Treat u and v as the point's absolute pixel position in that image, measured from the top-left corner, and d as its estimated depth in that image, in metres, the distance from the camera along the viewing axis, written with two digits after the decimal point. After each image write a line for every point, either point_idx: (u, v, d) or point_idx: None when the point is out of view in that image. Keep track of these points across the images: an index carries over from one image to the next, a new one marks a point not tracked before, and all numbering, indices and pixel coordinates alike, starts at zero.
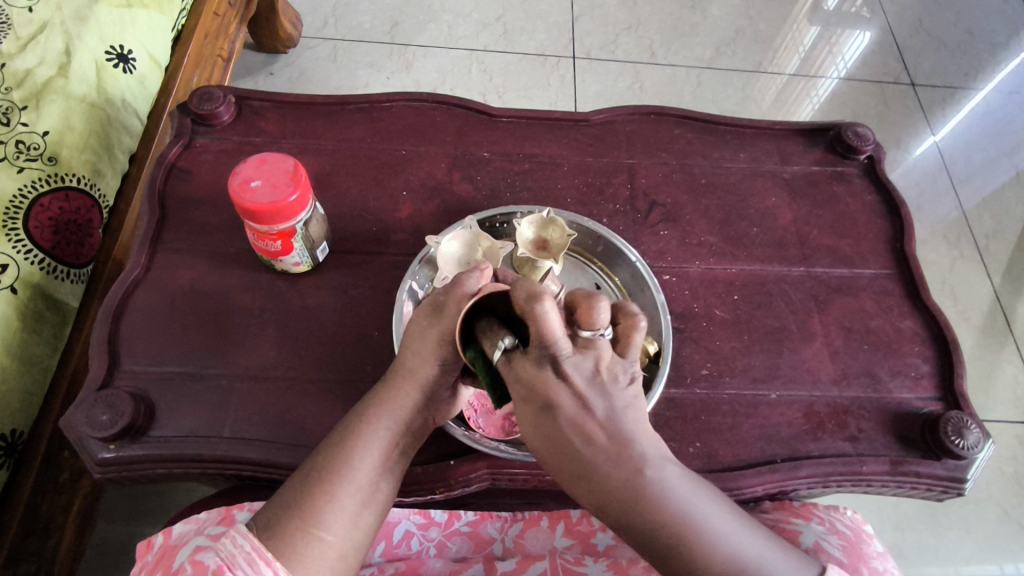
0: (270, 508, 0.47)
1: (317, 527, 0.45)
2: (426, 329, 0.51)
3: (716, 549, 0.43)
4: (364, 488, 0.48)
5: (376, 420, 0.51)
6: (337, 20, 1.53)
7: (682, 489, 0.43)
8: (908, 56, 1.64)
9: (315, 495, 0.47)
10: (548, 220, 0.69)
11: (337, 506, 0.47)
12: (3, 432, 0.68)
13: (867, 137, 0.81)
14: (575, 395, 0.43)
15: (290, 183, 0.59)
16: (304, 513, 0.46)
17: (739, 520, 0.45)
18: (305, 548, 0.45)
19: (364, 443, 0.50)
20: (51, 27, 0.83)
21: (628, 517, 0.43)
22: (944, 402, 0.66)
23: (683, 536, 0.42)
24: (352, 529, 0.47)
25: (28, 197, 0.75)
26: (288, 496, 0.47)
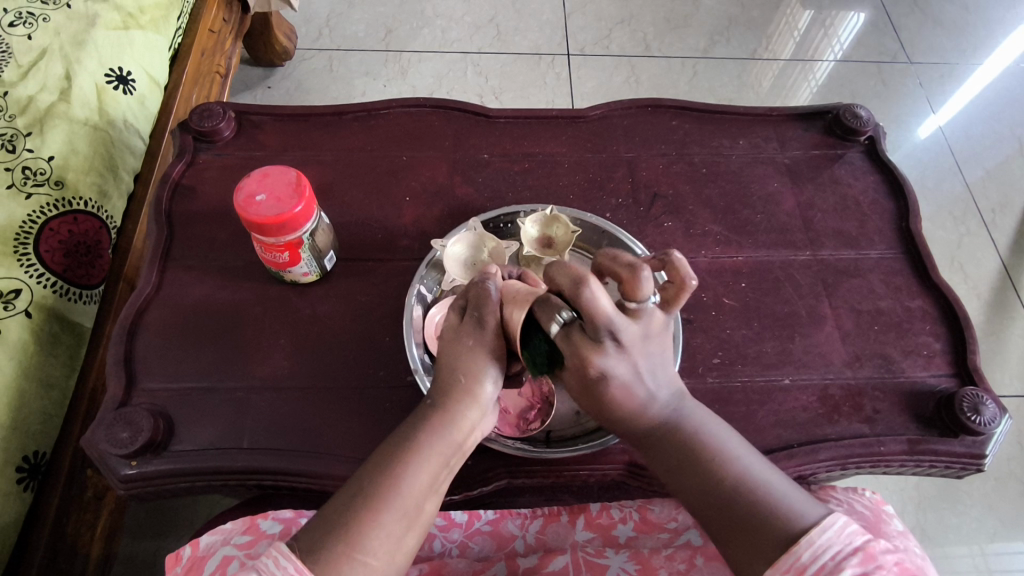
0: (315, 527, 0.44)
1: (362, 551, 0.43)
2: (467, 340, 0.50)
3: (732, 470, 0.49)
4: (411, 512, 0.46)
5: (430, 440, 0.48)
6: (331, 30, 1.54)
7: (698, 424, 0.52)
8: (904, 34, 1.64)
9: (361, 519, 0.44)
10: (551, 218, 0.71)
11: (382, 531, 0.44)
12: (26, 454, 0.69)
13: (867, 119, 0.81)
14: (626, 361, 0.49)
15: (294, 195, 0.59)
16: (350, 537, 0.43)
17: (754, 455, 0.51)
18: (348, 573, 0.42)
19: (413, 465, 0.47)
20: (51, 53, 0.84)
21: (651, 445, 0.53)
22: (959, 379, 0.66)
23: (699, 459, 0.50)
24: (394, 554, 0.45)
25: (37, 222, 0.76)
26: (331, 517, 0.45)
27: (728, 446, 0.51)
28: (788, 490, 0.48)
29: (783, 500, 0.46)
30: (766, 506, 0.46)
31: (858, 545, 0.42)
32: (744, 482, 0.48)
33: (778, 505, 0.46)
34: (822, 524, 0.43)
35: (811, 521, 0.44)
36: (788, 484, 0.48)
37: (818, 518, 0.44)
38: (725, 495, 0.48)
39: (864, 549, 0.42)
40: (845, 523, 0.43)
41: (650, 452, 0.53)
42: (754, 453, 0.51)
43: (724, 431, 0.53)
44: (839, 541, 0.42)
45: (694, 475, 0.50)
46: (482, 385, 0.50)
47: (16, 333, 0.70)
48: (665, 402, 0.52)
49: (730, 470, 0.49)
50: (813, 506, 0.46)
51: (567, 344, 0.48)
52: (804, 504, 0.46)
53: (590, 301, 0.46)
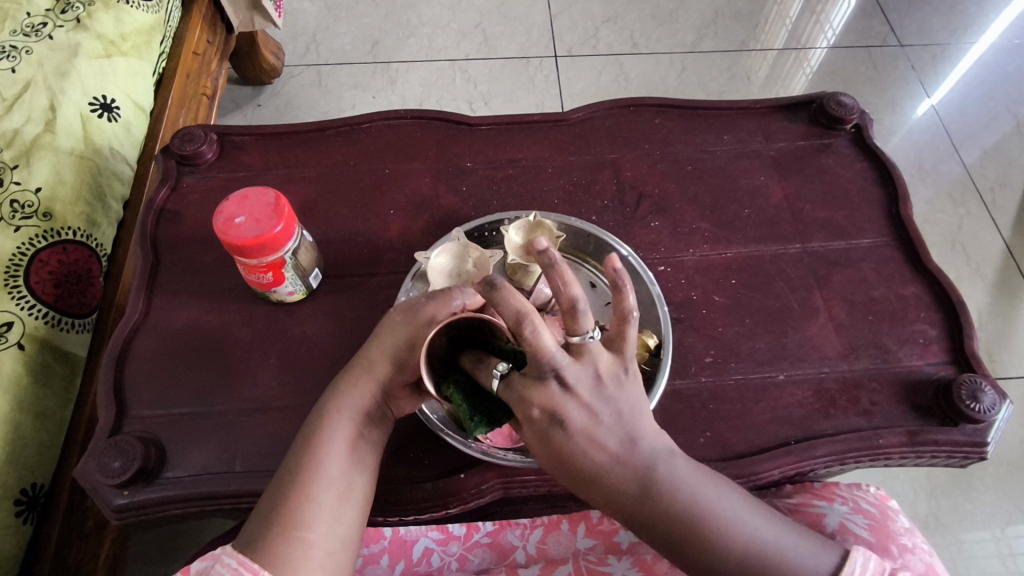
0: (252, 523, 0.49)
1: (298, 529, 0.47)
2: (392, 347, 0.53)
3: (732, 532, 0.46)
4: (340, 483, 0.51)
5: (337, 419, 0.53)
6: (318, 45, 1.55)
7: (691, 482, 0.46)
8: (894, 17, 1.62)
9: (290, 500, 0.48)
10: (535, 224, 0.68)
11: (315, 505, 0.49)
12: (24, 486, 0.69)
13: (852, 106, 0.80)
14: (584, 406, 0.45)
15: (274, 216, 0.59)
16: (284, 520, 0.47)
17: (747, 503, 0.48)
18: (289, 552, 0.46)
19: (327, 441, 0.51)
20: (35, 85, 0.85)
21: (645, 516, 0.46)
22: (957, 365, 0.65)
23: (698, 527, 0.45)
24: (333, 525, 0.49)
25: (27, 255, 0.76)
26: (264, 509, 0.49)
27: (725, 504, 0.47)
28: (786, 540, 0.46)
29: (793, 562, 0.45)
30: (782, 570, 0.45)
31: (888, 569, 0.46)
32: (752, 551, 0.45)
33: (790, 566, 0.45)
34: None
35: (831, 565, 0.46)
36: (780, 523, 0.47)
37: (838, 561, 0.46)
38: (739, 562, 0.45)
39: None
40: (865, 568, 0.46)
41: (643, 527, 0.46)
42: (741, 496, 0.48)
43: (712, 480, 0.48)
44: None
45: (695, 543, 0.45)
46: (386, 366, 0.54)
47: (9, 366, 0.70)
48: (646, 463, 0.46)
49: (734, 536, 0.45)
50: (829, 547, 0.47)
51: (510, 393, 0.45)
52: (801, 548, 0.46)
53: (535, 343, 0.43)
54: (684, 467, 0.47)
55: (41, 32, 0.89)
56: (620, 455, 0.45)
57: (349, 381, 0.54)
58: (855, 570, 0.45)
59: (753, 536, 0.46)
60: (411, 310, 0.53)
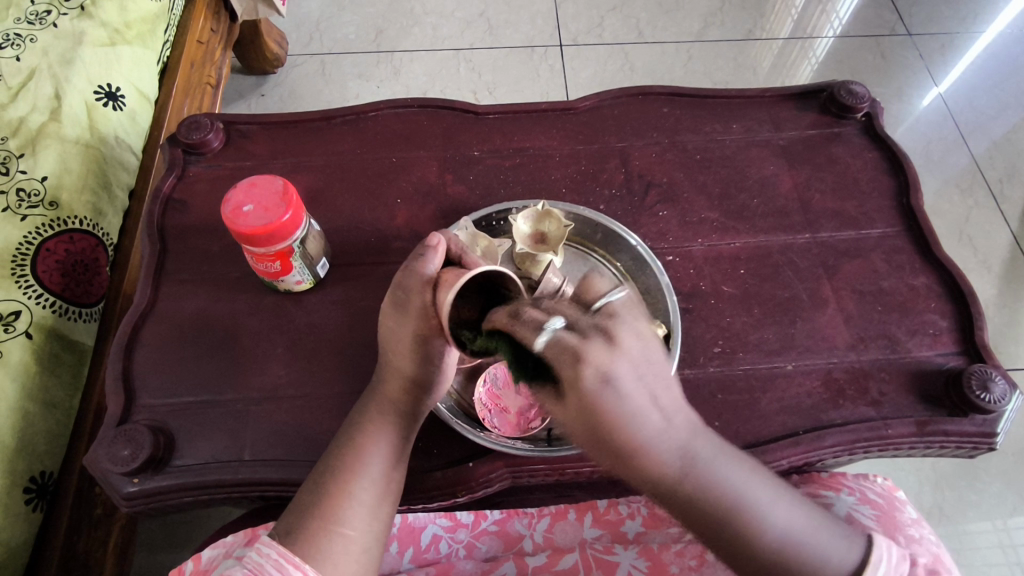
0: (291, 514, 0.48)
1: (339, 524, 0.47)
2: (406, 347, 0.52)
3: (762, 525, 0.41)
4: (379, 482, 0.51)
5: (379, 414, 0.53)
6: (322, 34, 1.54)
7: (729, 466, 0.40)
8: (902, 6, 1.60)
9: (331, 495, 0.48)
10: (543, 212, 0.69)
11: (355, 501, 0.49)
12: (34, 474, 0.69)
13: (862, 94, 0.79)
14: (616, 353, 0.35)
15: (282, 204, 0.59)
16: (325, 514, 0.47)
17: (781, 488, 0.43)
18: (329, 547, 0.46)
19: (369, 438, 0.52)
20: (39, 73, 0.84)
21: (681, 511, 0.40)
22: (967, 356, 0.65)
23: (738, 522, 0.40)
24: (371, 522, 0.49)
25: (34, 244, 0.76)
26: (304, 501, 0.49)
27: (756, 487, 0.42)
28: (825, 534, 0.43)
29: (828, 555, 0.43)
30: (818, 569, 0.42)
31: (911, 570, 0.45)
32: (782, 543, 0.41)
33: (822, 562, 0.42)
34: (874, 557, 0.44)
35: (857, 557, 0.44)
36: (821, 522, 0.43)
37: (867, 548, 0.45)
38: (767, 553, 0.41)
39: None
40: (891, 554, 0.45)
41: (670, 504, 0.40)
42: (772, 479, 0.43)
43: (747, 464, 0.42)
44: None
45: (725, 532, 0.41)
46: (407, 365, 0.53)
47: (17, 355, 0.70)
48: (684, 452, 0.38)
49: (770, 528, 0.41)
50: (854, 535, 0.45)
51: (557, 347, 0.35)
52: (840, 547, 0.44)
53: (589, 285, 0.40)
54: (721, 454, 0.40)
55: (44, 20, 0.88)
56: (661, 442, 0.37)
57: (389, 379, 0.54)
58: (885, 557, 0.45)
59: (787, 532, 0.42)
60: (399, 304, 0.52)
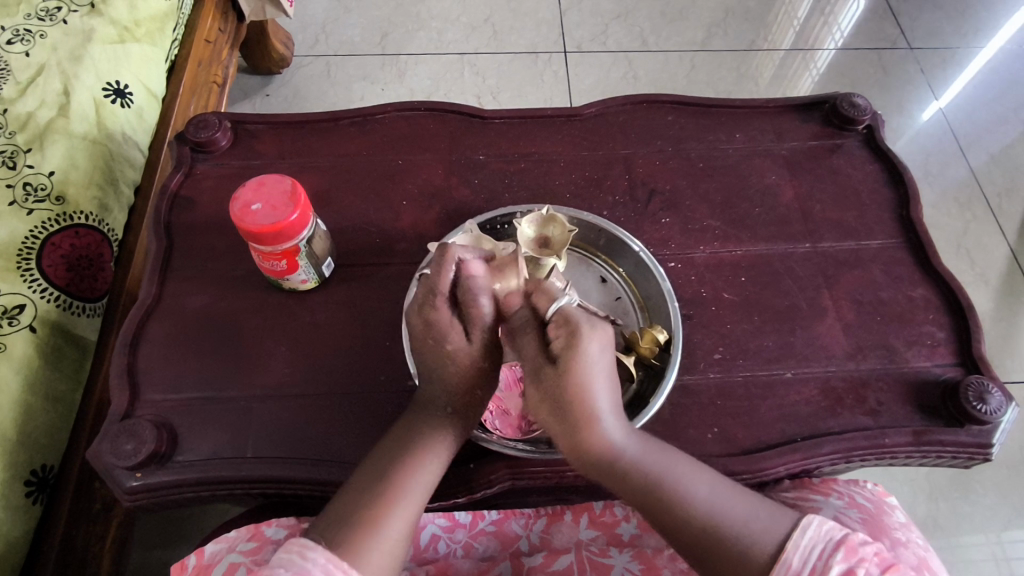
0: (324, 526, 0.50)
1: (373, 533, 0.49)
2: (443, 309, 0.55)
3: (690, 497, 0.50)
4: (411, 500, 0.52)
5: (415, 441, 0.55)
6: (328, 36, 1.55)
7: (652, 451, 0.53)
8: (905, 20, 1.62)
9: (363, 512, 0.50)
10: (547, 217, 0.69)
11: (390, 515, 0.50)
12: (34, 467, 0.70)
13: (864, 107, 0.80)
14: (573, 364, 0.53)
15: (289, 204, 0.59)
16: (355, 529, 0.49)
17: (708, 476, 0.52)
18: (364, 557, 0.48)
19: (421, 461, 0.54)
20: (49, 69, 0.85)
21: (620, 481, 0.52)
22: (964, 367, 0.65)
23: (661, 490, 0.51)
24: (405, 534, 0.51)
25: (39, 238, 0.77)
26: (340, 511, 0.50)
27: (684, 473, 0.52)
28: (752, 506, 0.50)
29: (748, 519, 0.49)
30: (732, 539, 0.48)
31: (839, 540, 0.46)
32: (707, 507, 0.50)
33: (747, 526, 0.49)
34: (801, 525, 0.48)
35: (784, 529, 0.48)
36: (743, 495, 0.51)
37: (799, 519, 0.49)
38: (694, 518, 0.49)
39: (844, 544, 0.46)
40: (824, 523, 0.47)
41: (619, 486, 0.52)
42: (708, 472, 0.53)
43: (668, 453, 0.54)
44: (821, 539, 0.46)
45: (661, 509, 0.51)
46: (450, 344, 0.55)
47: (20, 348, 0.71)
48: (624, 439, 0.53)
49: (695, 500, 0.50)
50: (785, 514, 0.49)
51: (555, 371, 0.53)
52: (761, 517, 0.49)
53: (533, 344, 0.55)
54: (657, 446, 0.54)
55: (55, 16, 0.89)
56: (606, 435, 0.52)
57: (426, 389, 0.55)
58: (814, 528, 0.47)
59: (710, 498, 0.50)
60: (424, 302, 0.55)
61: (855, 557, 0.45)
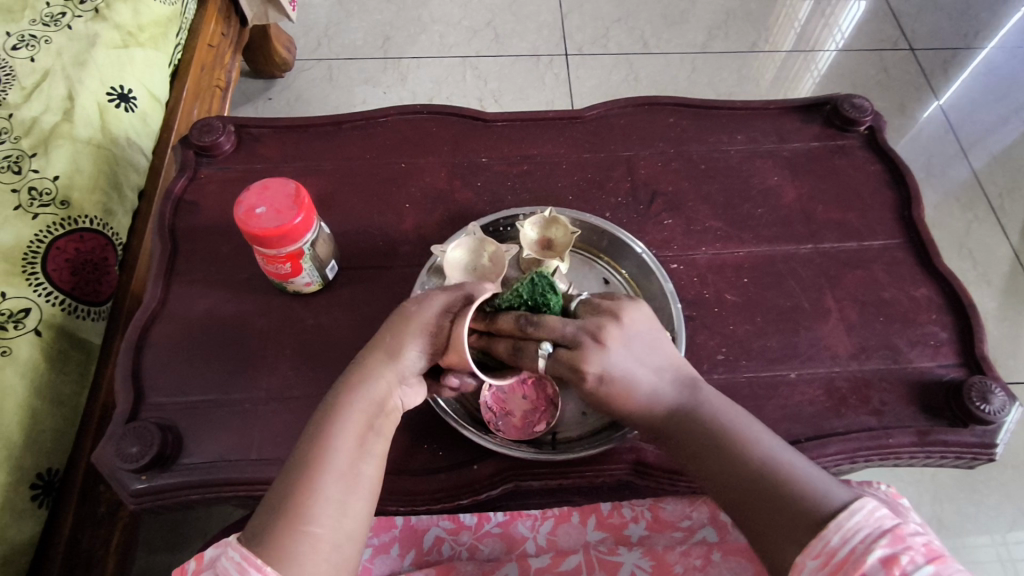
0: (260, 516, 0.46)
1: (305, 524, 0.45)
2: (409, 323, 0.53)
3: (752, 456, 0.49)
4: (347, 476, 0.48)
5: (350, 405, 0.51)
6: (330, 40, 1.55)
7: (717, 409, 0.53)
8: (905, 21, 1.62)
9: (296, 493, 0.46)
10: (550, 219, 0.70)
11: (320, 497, 0.46)
12: (39, 470, 0.70)
13: (866, 108, 0.80)
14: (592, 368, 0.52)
15: (294, 206, 0.60)
16: (290, 515, 0.45)
17: (777, 441, 0.51)
18: (295, 547, 0.44)
19: (336, 431, 0.49)
20: (53, 74, 0.86)
21: (682, 436, 0.53)
22: (967, 367, 0.65)
23: (722, 446, 0.51)
24: (342, 517, 0.47)
25: (44, 242, 0.77)
26: (275, 498, 0.47)
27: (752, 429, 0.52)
28: (811, 471, 0.48)
29: (804, 482, 0.47)
30: (792, 494, 0.46)
31: (887, 528, 0.41)
32: (766, 467, 0.48)
33: (802, 486, 0.46)
34: (852, 507, 0.43)
35: (835, 505, 0.45)
36: (804, 460, 0.49)
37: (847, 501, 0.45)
38: (753, 478, 0.48)
39: (891, 531, 0.41)
40: (875, 510, 0.43)
41: (682, 444, 0.53)
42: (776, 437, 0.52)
43: (740, 414, 0.53)
44: (867, 524, 0.42)
45: (721, 464, 0.50)
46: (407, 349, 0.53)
47: (26, 351, 0.71)
48: (680, 391, 0.55)
49: (755, 458, 0.49)
50: (841, 491, 0.46)
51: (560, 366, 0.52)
52: (822, 482, 0.46)
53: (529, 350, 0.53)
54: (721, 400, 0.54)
55: (59, 21, 0.90)
56: (660, 386, 0.55)
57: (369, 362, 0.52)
58: (861, 511, 0.43)
59: (768, 458, 0.49)
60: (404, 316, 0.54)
61: (902, 545, 0.40)
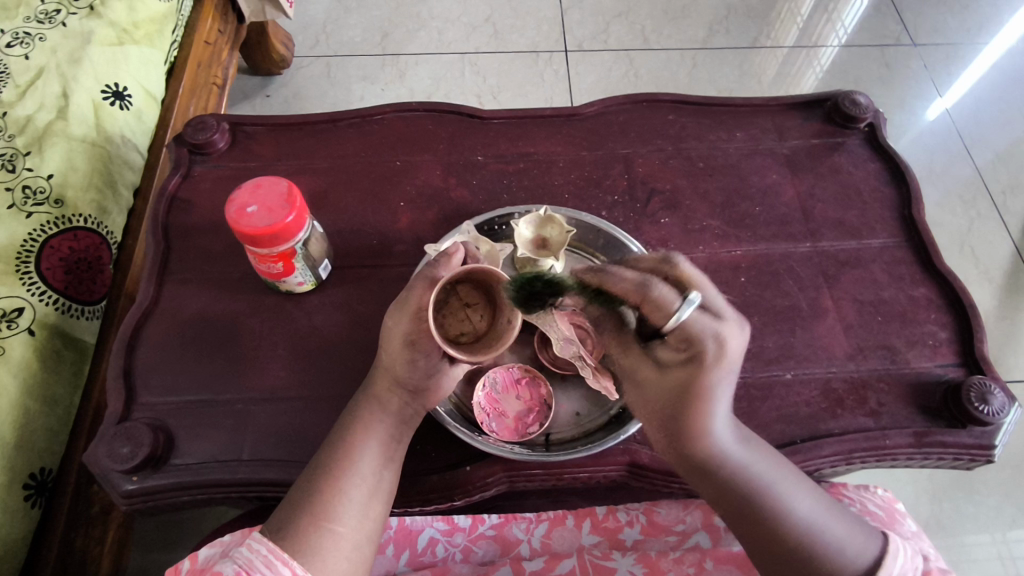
0: (282, 511, 0.49)
1: (328, 521, 0.48)
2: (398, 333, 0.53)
3: (789, 514, 0.48)
4: (369, 481, 0.51)
5: (373, 416, 0.54)
6: (328, 36, 1.54)
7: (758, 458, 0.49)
8: (908, 16, 1.61)
9: (321, 492, 0.49)
10: (545, 218, 0.69)
11: (345, 498, 0.49)
12: (32, 470, 0.70)
13: (865, 105, 0.79)
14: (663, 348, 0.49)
15: (285, 206, 0.59)
16: (315, 512, 0.48)
17: (808, 494, 0.50)
18: (318, 542, 0.46)
19: (365, 438, 0.53)
20: (48, 72, 0.85)
21: (712, 480, 0.49)
22: (966, 367, 0.65)
23: (759, 500, 0.48)
24: (362, 519, 0.49)
25: (38, 241, 0.77)
26: (296, 496, 0.49)
27: (777, 474, 0.50)
28: (842, 527, 0.48)
29: (842, 542, 0.47)
30: (829, 559, 0.46)
31: (920, 570, 0.49)
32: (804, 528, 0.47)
33: (837, 550, 0.47)
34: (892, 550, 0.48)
35: (875, 552, 0.48)
36: (836, 514, 0.49)
37: (881, 542, 0.49)
38: (789, 537, 0.47)
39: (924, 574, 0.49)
40: (903, 548, 0.49)
41: (712, 487, 0.49)
42: (807, 487, 0.50)
43: (771, 459, 0.50)
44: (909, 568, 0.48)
45: (756, 517, 0.48)
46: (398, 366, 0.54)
47: (19, 351, 0.71)
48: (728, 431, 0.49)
49: (794, 519, 0.48)
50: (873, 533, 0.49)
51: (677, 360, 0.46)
52: (855, 541, 0.48)
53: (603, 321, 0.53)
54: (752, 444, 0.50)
55: (54, 19, 0.89)
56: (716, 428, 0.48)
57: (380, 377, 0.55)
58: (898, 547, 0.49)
59: (808, 517, 0.48)
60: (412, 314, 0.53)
61: None
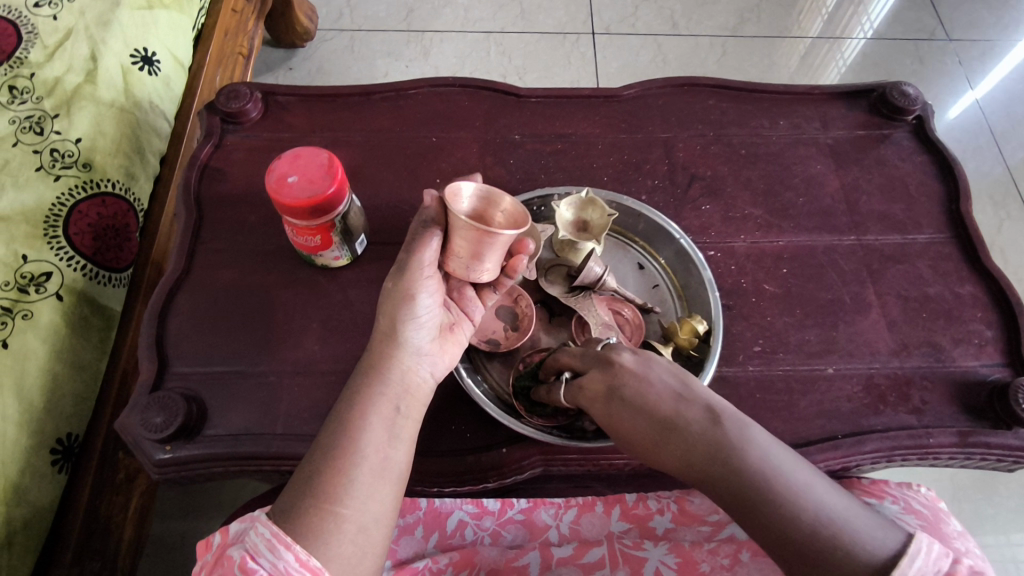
0: (285, 495, 0.45)
1: (332, 503, 0.44)
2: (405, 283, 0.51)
3: (797, 500, 0.43)
4: (375, 459, 0.47)
5: (380, 388, 0.49)
6: (352, 10, 1.52)
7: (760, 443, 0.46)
8: (943, 10, 1.57)
9: (325, 471, 0.45)
10: (587, 200, 0.67)
11: (349, 479, 0.45)
12: (59, 436, 0.69)
13: (914, 97, 0.77)
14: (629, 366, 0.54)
15: (327, 177, 0.58)
16: (317, 492, 0.44)
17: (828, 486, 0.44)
18: (320, 526, 0.43)
19: (370, 413, 0.48)
20: (76, 33, 0.83)
21: (699, 466, 0.47)
22: (1012, 368, 0.63)
23: (756, 484, 0.44)
24: (368, 501, 0.45)
25: (66, 205, 0.76)
26: (301, 476, 0.46)
27: (795, 470, 0.45)
28: (869, 520, 0.42)
29: (862, 531, 0.41)
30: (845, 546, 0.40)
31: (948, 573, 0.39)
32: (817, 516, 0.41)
33: (857, 538, 0.40)
34: (911, 550, 0.39)
35: (892, 543, 0.40)
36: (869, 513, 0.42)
37: (902, 539, 0.40)
38: (796, 525, 0.41)
39: None
40: (930, 548, 0.40)
41: (705, 477, 0.47)
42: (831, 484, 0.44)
43: (784, 452, 0.46)
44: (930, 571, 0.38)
45: (752, 503, 0.44)
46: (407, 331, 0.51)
47: (48, 316, 0.70)
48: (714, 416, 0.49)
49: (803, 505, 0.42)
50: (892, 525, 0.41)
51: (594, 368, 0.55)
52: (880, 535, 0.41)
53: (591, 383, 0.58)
54: (756, 431, 0.47)
55: None
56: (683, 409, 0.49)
57: (384, 347, 0.51)
58: (922, 549, 0.40)
59: (821, 505, 0.42)
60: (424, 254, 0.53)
61: None
